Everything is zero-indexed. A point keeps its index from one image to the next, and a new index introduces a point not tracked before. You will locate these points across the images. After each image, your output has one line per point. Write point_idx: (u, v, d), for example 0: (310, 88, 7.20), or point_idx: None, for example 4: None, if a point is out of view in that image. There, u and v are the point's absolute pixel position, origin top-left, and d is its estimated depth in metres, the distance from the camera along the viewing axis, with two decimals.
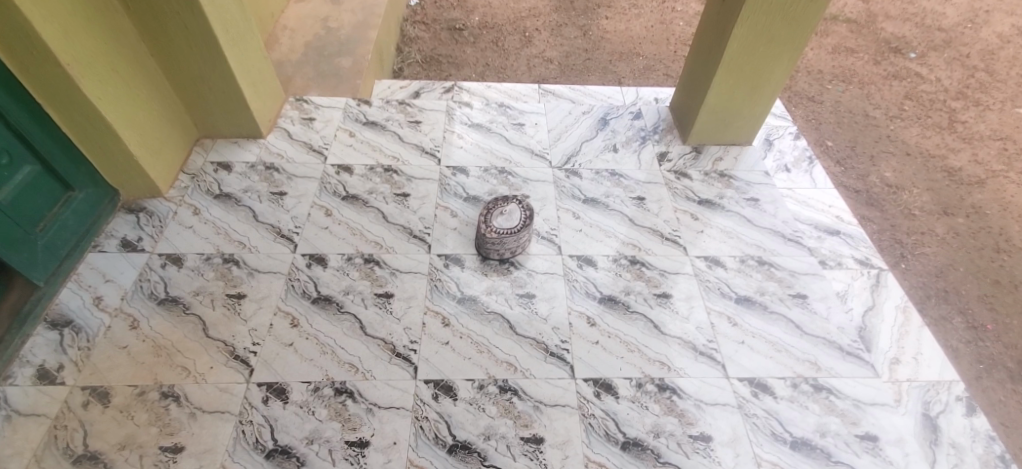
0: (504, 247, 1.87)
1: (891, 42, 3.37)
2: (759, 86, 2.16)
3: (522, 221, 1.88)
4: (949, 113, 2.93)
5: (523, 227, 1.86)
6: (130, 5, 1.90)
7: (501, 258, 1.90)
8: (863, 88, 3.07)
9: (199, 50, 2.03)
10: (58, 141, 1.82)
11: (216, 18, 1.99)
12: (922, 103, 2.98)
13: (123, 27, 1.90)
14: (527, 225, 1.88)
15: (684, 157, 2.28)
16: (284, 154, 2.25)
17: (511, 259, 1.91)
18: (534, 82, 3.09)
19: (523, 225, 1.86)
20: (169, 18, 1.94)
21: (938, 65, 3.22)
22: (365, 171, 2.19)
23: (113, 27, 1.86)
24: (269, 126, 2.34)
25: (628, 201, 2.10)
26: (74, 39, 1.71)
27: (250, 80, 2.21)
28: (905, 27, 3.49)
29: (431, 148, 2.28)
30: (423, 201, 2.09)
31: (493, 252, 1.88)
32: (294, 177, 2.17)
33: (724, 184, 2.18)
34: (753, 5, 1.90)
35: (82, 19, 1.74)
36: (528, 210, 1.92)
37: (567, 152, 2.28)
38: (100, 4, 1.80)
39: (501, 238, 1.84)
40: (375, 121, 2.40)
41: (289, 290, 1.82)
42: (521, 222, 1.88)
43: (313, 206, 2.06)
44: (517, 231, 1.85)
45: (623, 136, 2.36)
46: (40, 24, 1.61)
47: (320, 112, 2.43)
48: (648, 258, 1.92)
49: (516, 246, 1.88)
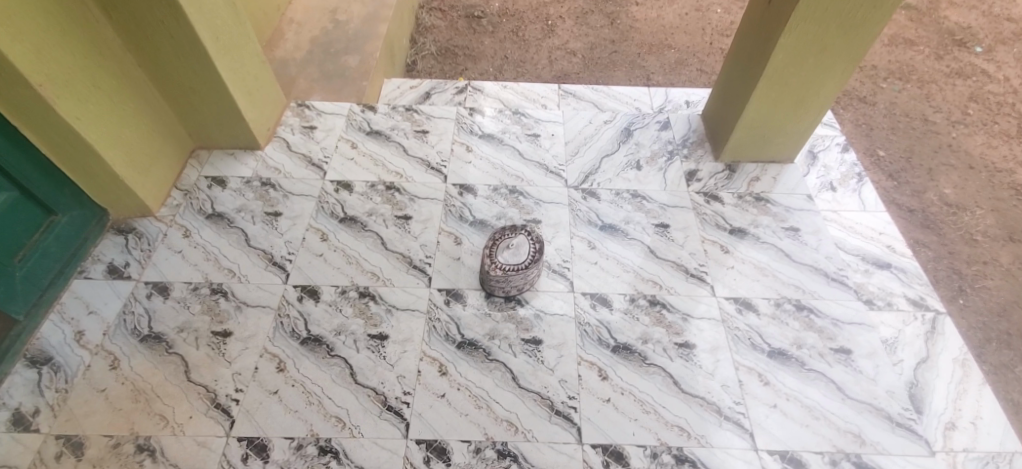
0: (509, 286, 1.71)
1: (956, 34, 3.02)
2: (805, 100, 1.90)
3: (532, 256, 1.71)
4: (1019, 119, 2.60)
5: (533, 265, 1.69)
6: (112, 15, 1.74)
7: (506, 297, 1.73)
8: (922, 87, 2.75)
9: (187, 60, 1.87)
10: (38, 164, 1.70)
11: (204, 26, 1.83)
12: (989, 106, 2.66)
13: (105, 37, 1.75)
14: (538, 263, 1.71)
15: (717, 176, 2.04)
16: (282, 168, 2.09)
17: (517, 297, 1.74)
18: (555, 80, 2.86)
19: (533, 264, 1.69)
20: (154, 28, 1.78)
21: (1008, 61, 2.87)
22: (365, 188, 2.02)
23: (93, 39, 1.71)
24: (268, 135, 2.18)
25: (650, 229, 1.90)
26: (45, 57, 1.57)
27: (245, 88, 2.04)
28: (971, 15, 3.12)
29: (437, 162, 2.10)
30: (426, 225, 1.92)
31: (497, 290, 1.72)
32: (291, 194, 2.01)
33: (761, 210, 1.95)
34: (804, 10, 1.64)
35: (54, 34, 1.59)
36: (539, 244, 1.74)
37: (585, 169, 2.07)
38: (76, 15, 1.65)
39: (506, 277, 1.68)
40: (379, 130, 2.21)
41: (278, 328, 1.69)
42: (530, 259, 1.70)
43: (309, 229, 1.92)
44: (525, 270, 1.68)
45: (648, 150, 2.13)
46: (5, 44, 1.47)
47: (321, 118, 2.26)
48: (671, 298, 1.73)
49: (523, 284, 1.72)
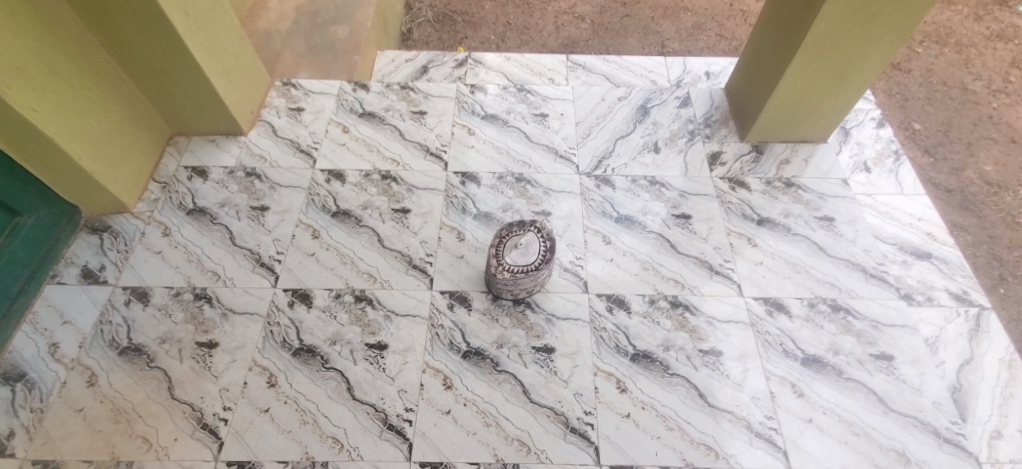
0: (516, 290, 1.57)
1: None
2: (844, 75, 1.72)
3: (542, 255, 1.56)
4: None
5: (543, 269, 1.54)
6: None
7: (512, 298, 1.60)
8: (960, 52, 2.54)
9: (155, 40, 1.67)
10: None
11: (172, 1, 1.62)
12: None
13: (61, 17, 1.56)
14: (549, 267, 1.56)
15: (742, 159, 1.87)
16: (267, 156, 1.91)
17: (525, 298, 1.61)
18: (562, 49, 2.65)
19: (543, 268, 1.54)
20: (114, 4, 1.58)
21: None
22: (359, 178, 1.86)
23: (46, 19, 1.52)
24: (252, 117, 1.99)
25: (670, 221, 1.75)
26: None
27: (222, 67, 1.84)
28: None
29: (437, 147, 1.93)
30: (426, 218, 1.77)
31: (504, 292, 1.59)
32: (279, 186, 1.84)
33: (791, 197, 1.79)
34: None
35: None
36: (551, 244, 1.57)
37: (598, 152, 1.90)
38: None
39: (513, 281, 1.54)
40: (373, 111, 2.03)
41: (267, 337, 1.56)
42: (539, 262, 1.55)
43: (299, 225, 1.76)
44: (534, 274, 1.54)
45: (667, 130, 1.96)
46: None
47: (309, 98, 2.06)
48: (694, 299, 1.60)
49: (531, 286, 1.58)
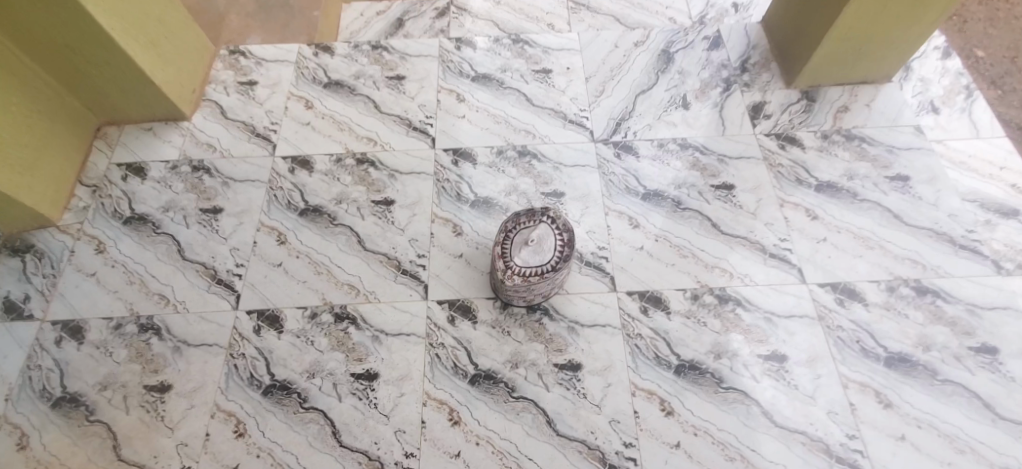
0: (528, 294, 1.28)
1: None
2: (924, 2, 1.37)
3: (557, 253, 1.26)
4: None
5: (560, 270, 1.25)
6: None
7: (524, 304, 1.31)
8: None
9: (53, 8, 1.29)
10: None
11: None
12: None
13: None
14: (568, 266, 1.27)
15: (791, 109, 1.56)
16: (217, 144, 1.56)
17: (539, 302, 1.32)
18: None
19: (561, 268, 1.25)
20: None
21: None
22: (329, 165, 1.53)
23: None
24: (195, 98, 1.63)
25: (709, 194, 1.45)
26: None
27: (146, 37, 1.46)
28: None
29: (422, 119, 1.61)
30: (414, 211, 1.47)
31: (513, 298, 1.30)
32: (233, 180, 1.50)
33: (853, 152, 1.49)
34: None
35: None
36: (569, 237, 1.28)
37: (615, 113, 1.59)
38: None
39: (524, 285, 1.25)
40: (341, 79, 1.67)
41: (230, 374, 1.25)
42: (556, 260, 1.25)
43: (261, 229, 1.43)
44: (549, 276, 1.25)
45: (696, 80, 1.62)
46: None
47: (263, 68, 1.69)
48: (746, 291, 1.32)
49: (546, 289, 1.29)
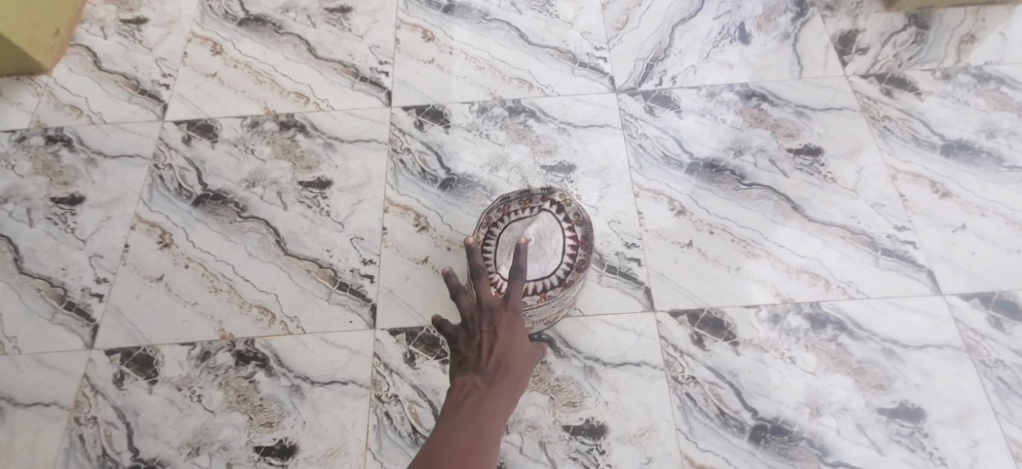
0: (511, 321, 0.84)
1: None
2: None
3: (568, 261, 0.84)
4: None
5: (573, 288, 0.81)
6: None
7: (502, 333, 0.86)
8: None
9: None
10: None
11: None
12: None
13: None
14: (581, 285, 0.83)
15: (896, 39, 1.09)
16: (85, 105, 1.11)
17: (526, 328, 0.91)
18: None
19: (574, 286, 0.81)
20: None
21: None
22: (241, 131, 1.08)
23: None
24: (58, 44, 1.16)
25: (785, 162, 1.00)
26: None
27: None
28: None
29: (373, 66, 1.15)
30: (359, 195, 1.02)
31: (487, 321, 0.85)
32: (103, 156, 1.06)
33: (990, 99, 1.02)
34: None
35: None
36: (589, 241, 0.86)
37: (644, 52, 1.13)
38: None
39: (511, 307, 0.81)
40: (262, 14, 1.21)
41: (73, 451, 0.84)
42: (564, 270, 0.83)
43: (136, 226, 1.00)
44: (553, 297, 0.81)
45: (758, 2, 1.15)
46: None
47: (157, 0, 1.23)
48: (852, 308, 0.89)
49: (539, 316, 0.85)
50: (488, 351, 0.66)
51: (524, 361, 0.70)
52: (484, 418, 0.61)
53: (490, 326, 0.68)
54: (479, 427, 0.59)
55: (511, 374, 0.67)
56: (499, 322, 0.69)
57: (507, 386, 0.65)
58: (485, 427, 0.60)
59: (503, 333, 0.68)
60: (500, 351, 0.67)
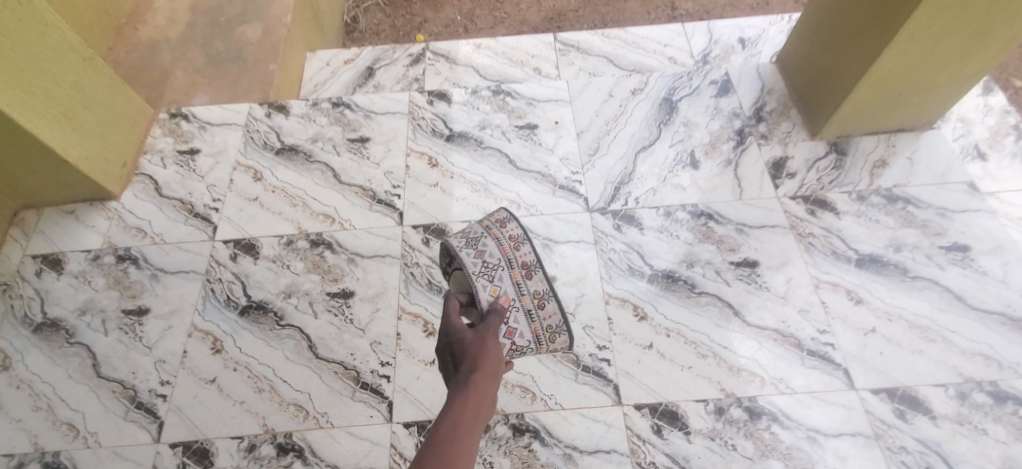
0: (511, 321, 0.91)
1: None
2: (997, 13, 1.07)
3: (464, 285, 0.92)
4: None
5: (466, 264, 0.93)
6: None
7: (539, 337, 0.93)
8: None
9: None
10: None
11: None
12: None
13: None
14: (475, 249, 0.94)
15: (819, 165, 1.31)
16: (149, 226, 1.34)
17: (554, 290, 0.94)
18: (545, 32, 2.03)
19: (462, 260, 0.93)
20: None
21: None
22: (279, 249, 1.31)
23: None
24: (126, 173, 1.39)
25: (729, 274, 1.21)
26: None
27: (57, 110, 1.20)
28: None
29: (388, 190, 1.37)
30: (377, 305, 1.24)
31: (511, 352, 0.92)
32: (164, 272, 1.29)
33: (897, 217, 1.23)
34: None
35: None
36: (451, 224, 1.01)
37: (612, 176, 1.35)
38: None
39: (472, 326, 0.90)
40: (295, 144, 1.44)
41: None
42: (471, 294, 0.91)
43: (193, 334, 1.22)
44: (471, 284, 0.92)
45: (705, 133, 1.39)
46: None
47: (207, 133, 1.46)
48: (783, 401, 1.08)
49: (516, 291, 0.92)
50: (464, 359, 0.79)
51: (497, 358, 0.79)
52: (469, 403, 0.72)
53: (456, 336, 0.83)
54: (465, 413, 0.71)
55: (491, 369, 0.77)
56: (460, 334, 0.83)
57: (483, 379, 0.76)
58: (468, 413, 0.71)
59: (468, 342, 0.81)
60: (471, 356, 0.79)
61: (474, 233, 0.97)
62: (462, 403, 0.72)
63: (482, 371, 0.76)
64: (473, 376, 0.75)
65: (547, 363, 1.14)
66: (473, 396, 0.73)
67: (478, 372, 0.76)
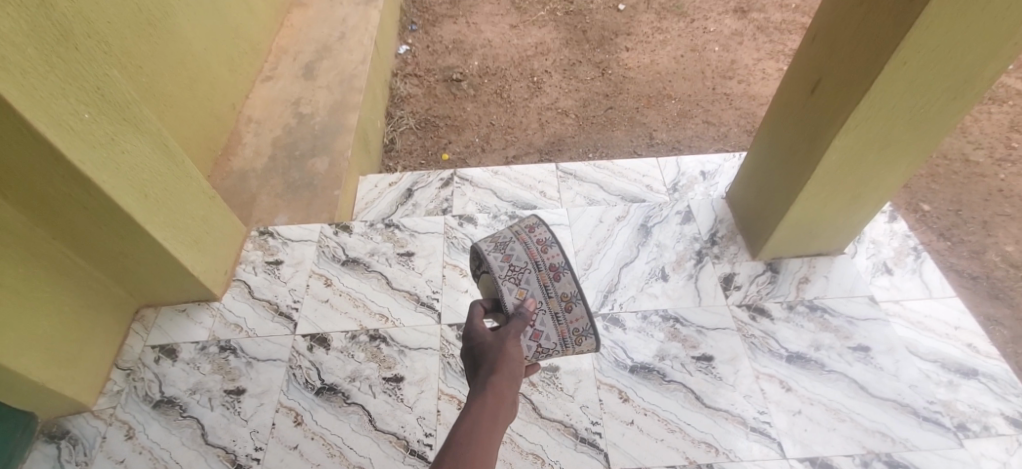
0: (537, 324, 1.22)
1: None
2: (864, 192, 1.45)
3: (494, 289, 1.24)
4: None
5: (495, 267, 1.26)
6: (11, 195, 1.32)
7: (565, 338, 1.23)
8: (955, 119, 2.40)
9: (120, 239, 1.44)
10: None
11: (127, 186, 1.33)
12: None
13: (6, 224, 1.34)
14: (503, 254, 1.28)
15: (758, 280, 1.72)
16: (244, 322, 1.74)
17: (576, 293, 1.24)
18: (545, 157, 2.44)
19: (492, 265, 1.26)
20: (66, 211, 1.31)
21: None
22: (345, 342, 1.69)
23: None
24: (225, 279, 1.80)
25: (691, 365, 1.59)
26: None
27: (193, 237, 1.61)
28: None
29: (429, 295, 1.78)
30: (422, 387, 1.61)
31: (539, 350, 1.22)
32: (256, 360, 1.67)
33: (817, 323, 1.63)
34: (854, 120, 1.21)
35: None
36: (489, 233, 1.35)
37: (602, 286, 1.75)
38: None
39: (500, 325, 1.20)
40: (357, 256, 1.87)
41: None
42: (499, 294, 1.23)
43: (280, 409, 1.59)
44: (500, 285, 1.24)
45: (673, 253, 1.80)
46: None
47: (288, 248, 1.88)
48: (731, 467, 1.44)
49: (540, 293, 1.23)
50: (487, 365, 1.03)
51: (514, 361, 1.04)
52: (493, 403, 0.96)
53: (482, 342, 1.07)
54: (490, 411, 0.94)
55: (507, 373, 1.02)
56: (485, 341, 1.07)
57: (502, 380, 1.00)
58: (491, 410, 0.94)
59: (489, 350, 1.05)
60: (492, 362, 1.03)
61: (506, 242, 1.31)
62: (486, 403, 0.95)
63: (501, 374, 1.00)
64: (494, 378, 0.99)
65: (553, 435, 1.50)
66: (494, 398, 0.96)
67: (498, 376, 1.00)
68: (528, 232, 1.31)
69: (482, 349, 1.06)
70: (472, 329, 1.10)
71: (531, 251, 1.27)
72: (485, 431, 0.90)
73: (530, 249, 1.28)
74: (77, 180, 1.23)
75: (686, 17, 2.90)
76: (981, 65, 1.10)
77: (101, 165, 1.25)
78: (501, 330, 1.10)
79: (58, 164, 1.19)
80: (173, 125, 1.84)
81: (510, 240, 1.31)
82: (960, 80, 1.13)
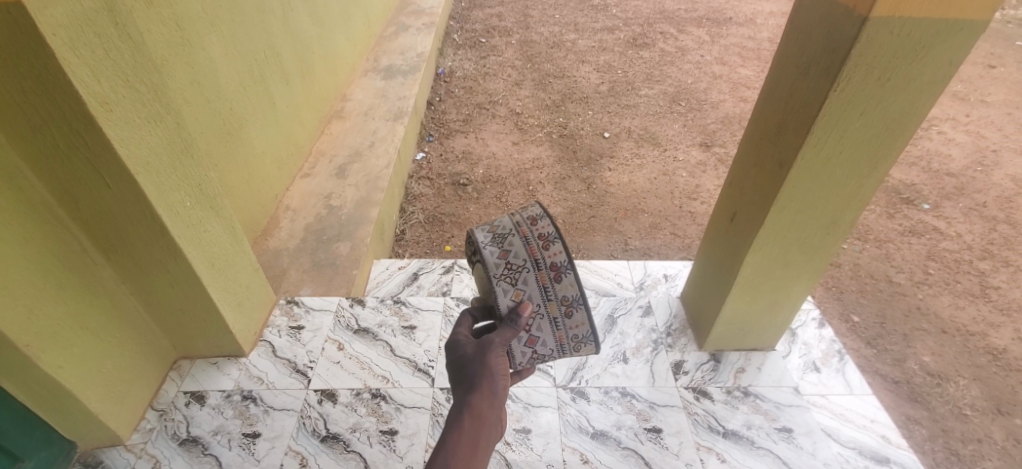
0: (535, 329, 1.46)
1: (903, 191, 3.15)
2: (778, 300, 1.85)
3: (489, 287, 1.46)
4: (979, 276, 2.68)
5: (493, 265, 1.45)
6: (111, 255, 1.70)
7: (563, 343, 1.49)
8: (881, 246, 2.83)
9: (183, 293, 1.82)
10: (16, 418, 1.60)
11: (202, 254, 1.78)
12: (948, 264, 2.73)
13: (101, 277, 1.71)
14: (502, 251, 1.46)
15: (703, 368, 2.05)
16: (265, 376, 2.03)
17: (579, 298, 1.45)
18: None
19: (490, 262, 1.45)
20: (148, 265, 1.73)
21: (957, 217, 2.98)
22: (350, 398, 1.99)
23: (92, 281, 1.69)
24: (254, 339, 2.12)
25: (642, 435, 1.88)
26: (38, 317, 1.54)
27: (237, 300, 1.98)
28: (914, 172, 3.29)
29: (425, 362, 2.10)
30: (413, 440, 1.89)
31: (535, 355, 1.48)
32: (272, 409, 1.95)
33: (751, 406, 1.95)
34: (761, 242, 1.65)
35: (53, 285, 1.58)
36: (490, 224, 1.53)
37: (572, 364, 2.08)
38: (77, 260, 1.63)
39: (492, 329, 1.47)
40: (367, 326, 2.21)
41: None
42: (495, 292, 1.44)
43: (289, 452, 1.85)
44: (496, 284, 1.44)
45: (634, 340, 2.14)
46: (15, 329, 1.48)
47: (309, 316, 2.22)
48: None
49: (540, 295, 1.45)
50: (467, 386, 1.32)
51: (490, 379, 1.33)
52: (470, 424, 1.27)
53: (465, 363, 1.35)
54: (467, 432, 1.26)
55: (482, 392, 1.31)
56: (467, 360, 1.35)
57: (477, 401, 1.30)
58: (468, 430, 1.26)
59: (469, 372, 1.34)
60: (470, 383, 1.32)
61: (506, 235, 1.48)
62: (465, 423, 1.27)
63: (478, 394, 1.30)
64: (472, 399, 1.30)
65: None
66: (471, 419, 1.27)
67: (475, 397, 1.30)
68: (530, 224, 1.48)
69: (464, 370, 1.35)
70: (459, 347, 1.39)
71: (532, 248, 1.45)
72: (465, 447, 1.23)
73: (531, 246, 1.45)
74: (170, 246, 1.68)
75: (660, 147, 3.42)
76: (839, 211, 1.59)
77: (188, 238, 1.72)
78: (483, 343, 1.37)
79: (162, 236, 1.65)
80: (240, 210, 2.30)
81: (511, 234, 1.48)
82: (828, 220, 1.61)
